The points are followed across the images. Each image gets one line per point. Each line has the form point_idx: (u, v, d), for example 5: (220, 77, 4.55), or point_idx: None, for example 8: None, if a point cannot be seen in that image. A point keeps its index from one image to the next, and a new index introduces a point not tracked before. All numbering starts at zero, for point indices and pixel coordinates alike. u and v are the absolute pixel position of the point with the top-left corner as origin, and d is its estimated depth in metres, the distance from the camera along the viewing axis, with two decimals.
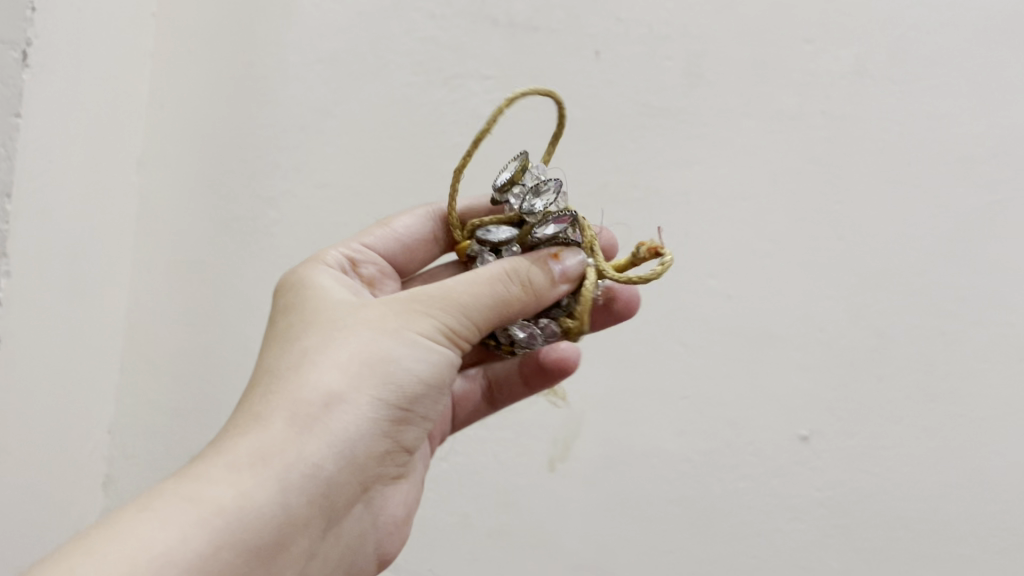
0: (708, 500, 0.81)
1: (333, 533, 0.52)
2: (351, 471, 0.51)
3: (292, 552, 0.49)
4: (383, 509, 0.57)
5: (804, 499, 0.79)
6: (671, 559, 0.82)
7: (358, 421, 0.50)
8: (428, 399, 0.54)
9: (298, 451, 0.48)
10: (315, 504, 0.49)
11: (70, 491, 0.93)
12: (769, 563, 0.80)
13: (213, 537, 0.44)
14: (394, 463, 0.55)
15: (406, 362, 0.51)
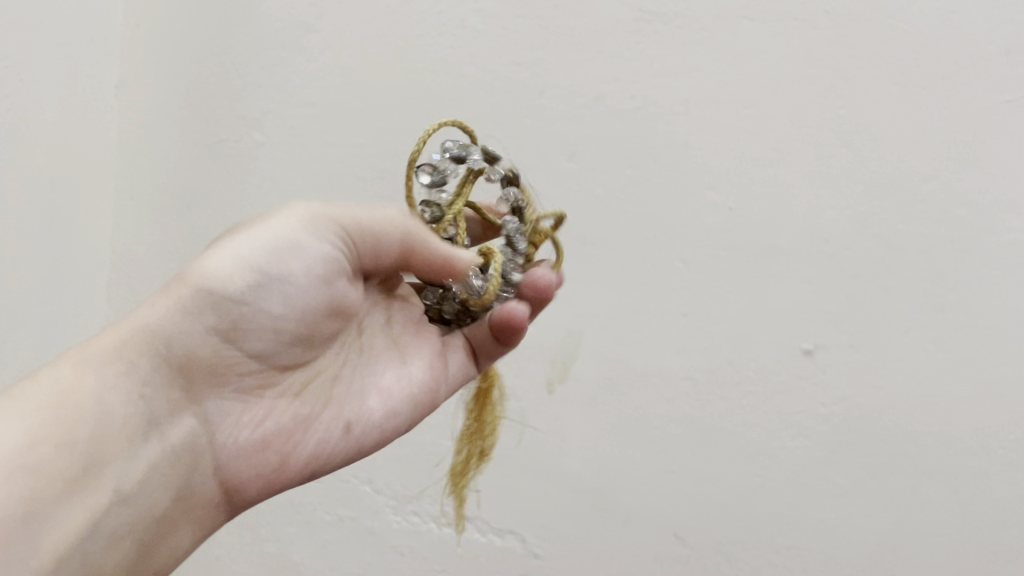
0: (711, 418, 0.80)
1: (160, 441, 0.49)
2: (174, 372, 0.50)
3: (110, 456, 0.46)
4: (241, 430, 0.53)
5: (809, 416, 0.78)
6: (675, 479, 0.81)
7: (186, 321, 0.50)
8: (278, 297, 0.51)
9: (118, 357, 0.48)
10: (128, 405, 0.47)
11: None
12: (773, 480, 0.79)
13: (9, 428, 0.43)
14: (240, 373, 0.53)
15: (243, 261, 0.51)
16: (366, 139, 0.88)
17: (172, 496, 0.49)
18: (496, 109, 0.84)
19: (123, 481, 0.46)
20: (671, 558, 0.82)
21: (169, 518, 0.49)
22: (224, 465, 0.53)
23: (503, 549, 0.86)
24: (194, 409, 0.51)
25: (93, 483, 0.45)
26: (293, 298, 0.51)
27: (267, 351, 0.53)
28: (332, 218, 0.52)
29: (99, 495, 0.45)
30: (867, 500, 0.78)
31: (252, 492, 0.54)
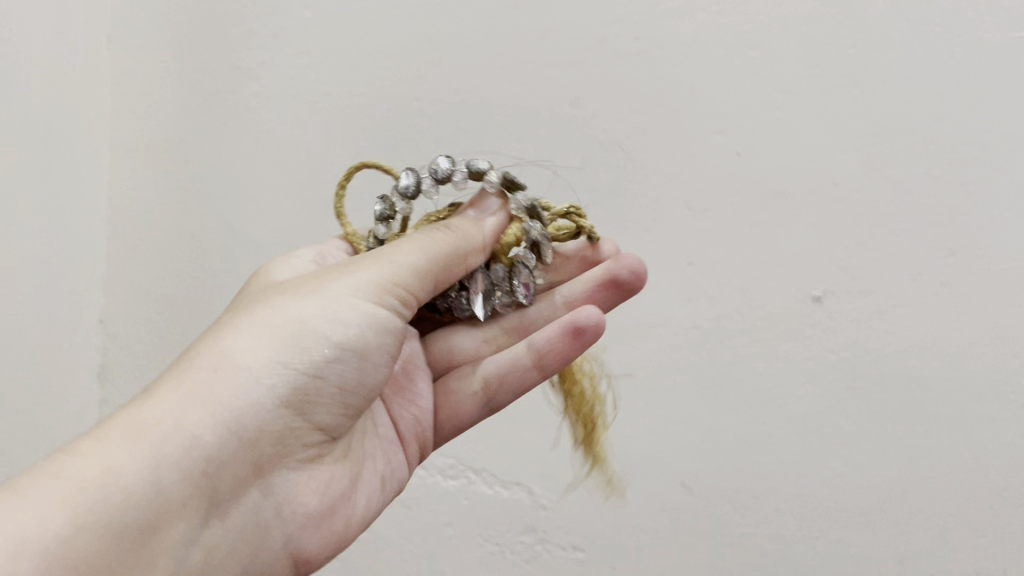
0: (718, 367, 0.79)
1: (223, 519, 0.49)
2: (244, 446, 0.49)
3: (170, 540, 0.45)
4: (301, 505, 0.55)
5: (817, 362, 0.77)
6: (682, 429, 0.81)
7: (254, 391, 0.50)
8: (341, 370, 0.53)
9: (188, 425, 0.47)
10: (195, 485, 0.47)
11: (66, 379, 0.91)
12: (779, 429, 0.79)
13: (88, 509, 0.42)
14: (301, 442, 0.53)
15: (318, 326, 0.52)
16: (363, 88, 0.85)
17: (229, 574, 0.50)
18: (495, 53, 0.81)
19: (181, 567, 0.46)
20: (676, 508, 0.82)
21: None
22: (289, 536, 0.54)
23: (510, 501, 0.86)
24: (258, 482, 0.52)
25: (152, 569, 0.44)
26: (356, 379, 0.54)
27: (327, 423, 0.54)
28: (393, 273, 0.54)
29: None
30: (875, 447, 0.77)
31: (316, 559, 0.57)
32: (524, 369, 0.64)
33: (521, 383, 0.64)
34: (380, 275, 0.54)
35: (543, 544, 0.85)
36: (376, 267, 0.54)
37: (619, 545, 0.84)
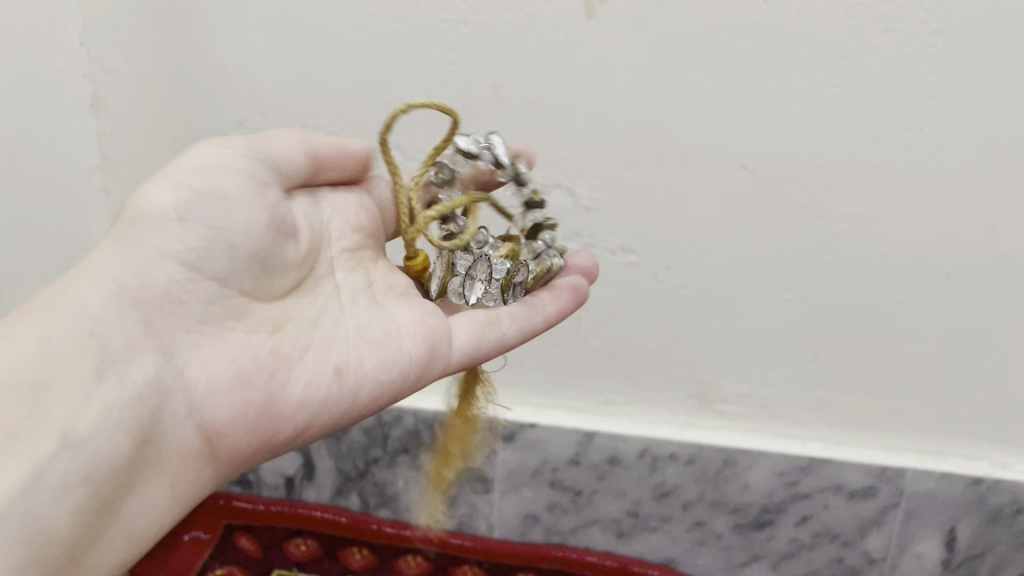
0: (782, 24, 0.66)
1: (117, 381, 0.39)
2: (129, 304, 0.41)
3: (59, 395, 0.37)
4: (209, 372, 0.43)
5: (899, 5, 0.63)
6: (740, 106, 0.69)
7: (134, 249, 0.42)
8: (227, 210, 0.43)
9: (68, 291, 0.40)
10: (80, 342, 0.39)
11: (54, 115, 0.76)
12: (855, 89, 0.67)
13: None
14: (193, 297, 0.43)
15: (185, 179, 0.43)
16: None
17: (139, 443, 0.40)
18: None
19: (74, 425, 0.37)
20: (736, 194, 0.72)
21: (137, 472, 0.40)
22: (200, 408, 0.43)
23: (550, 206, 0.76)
24: (153, 345, 0.41)
25: (39, 431, 0.36)
26: (250, 214, 0.44)
27: (227, 275, 0.44)
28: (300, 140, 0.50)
29: (45, 436, 0.36)
30: (968, 98, 0.65)
31: (242, 445, 0.44)
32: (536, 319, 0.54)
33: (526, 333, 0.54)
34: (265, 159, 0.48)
35: (591, 250, 0.77)
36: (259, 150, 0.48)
37: (674, 241, 0.75)
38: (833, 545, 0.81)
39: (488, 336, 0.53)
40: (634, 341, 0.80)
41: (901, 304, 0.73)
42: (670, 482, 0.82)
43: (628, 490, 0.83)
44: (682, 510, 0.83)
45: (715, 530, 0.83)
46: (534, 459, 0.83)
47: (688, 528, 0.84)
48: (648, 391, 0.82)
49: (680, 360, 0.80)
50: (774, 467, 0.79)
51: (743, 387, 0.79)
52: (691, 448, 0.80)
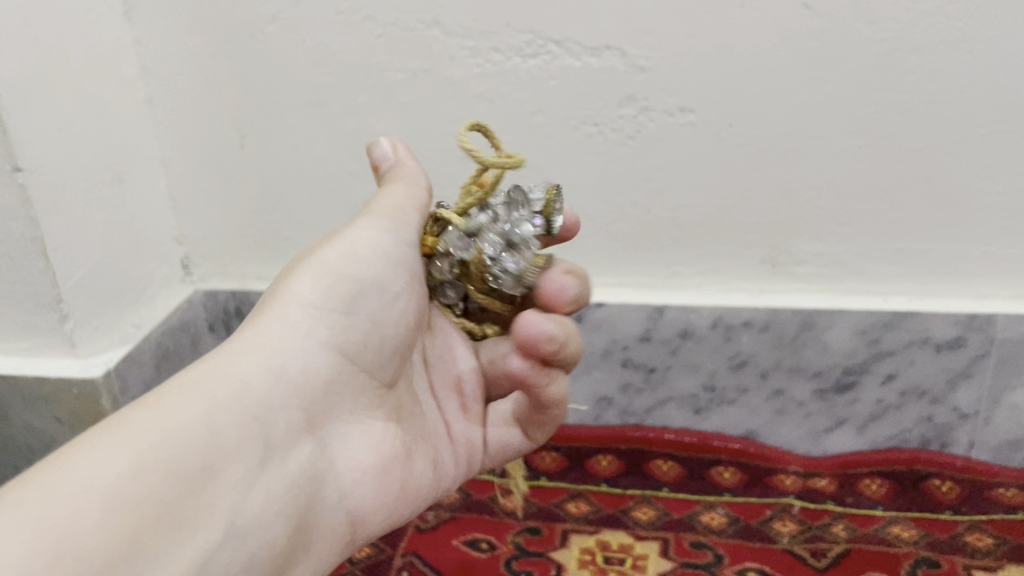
0: None
1: (278, 467, 0.43)
2: (293, 394, 0.44)
3: (227, 483, 0.39)
4: (354, 463, 0.47)
5: None
6: None
7: (305, 341, 0.46)
8: (374, 303, 0.48)
9: (239, 372, 0.43)
10: (252, 427, 0.42)
11: (89, 23, 0.74)
12: None
13: (146, 447, 0.37)
14: (342, 389, 0.47)
15: (357, 272, 0.48)
16: None
17: (296, 527, 0.43)
18: None
19: (239, 513, 0.40)
20: (800, 36, 0.68)
21: (295, 555, 0.43)
22: (347, 498, 0.46)
23: (602, 72, 0.72)
24: (307, 432, 0.45)
25: (210, 514, 0.38)
26: (384, 318, 0.49)
27: (372, 367, 0.49)
28: (386, 206, 0.50)
29: (214, 525, 0.38)
30: None
31: (374, 524, 0.48)
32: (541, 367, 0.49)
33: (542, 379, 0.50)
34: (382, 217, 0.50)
35: (647, 115, 0.73)
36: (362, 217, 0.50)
37: (735, 96, 0.71)
38: (921, 403, 0.78)
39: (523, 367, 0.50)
40: (700, 209, 0.76)
41: (982, 139, 0.69)
42: (745, 351, 0.79)
43: (702, 363, 0.81)
44: (759, 379, 0.80)
45: (796, 398, 0.81)
46: (603, 341, 0.82)
47: (767, 398, 0.81)
48: (717, 261, 0.78)
49: (750, 226, 0.76)
50: (855, 325, 0.76)
51: (818, 246, 0.76)
52: (766, 313, 0.77)
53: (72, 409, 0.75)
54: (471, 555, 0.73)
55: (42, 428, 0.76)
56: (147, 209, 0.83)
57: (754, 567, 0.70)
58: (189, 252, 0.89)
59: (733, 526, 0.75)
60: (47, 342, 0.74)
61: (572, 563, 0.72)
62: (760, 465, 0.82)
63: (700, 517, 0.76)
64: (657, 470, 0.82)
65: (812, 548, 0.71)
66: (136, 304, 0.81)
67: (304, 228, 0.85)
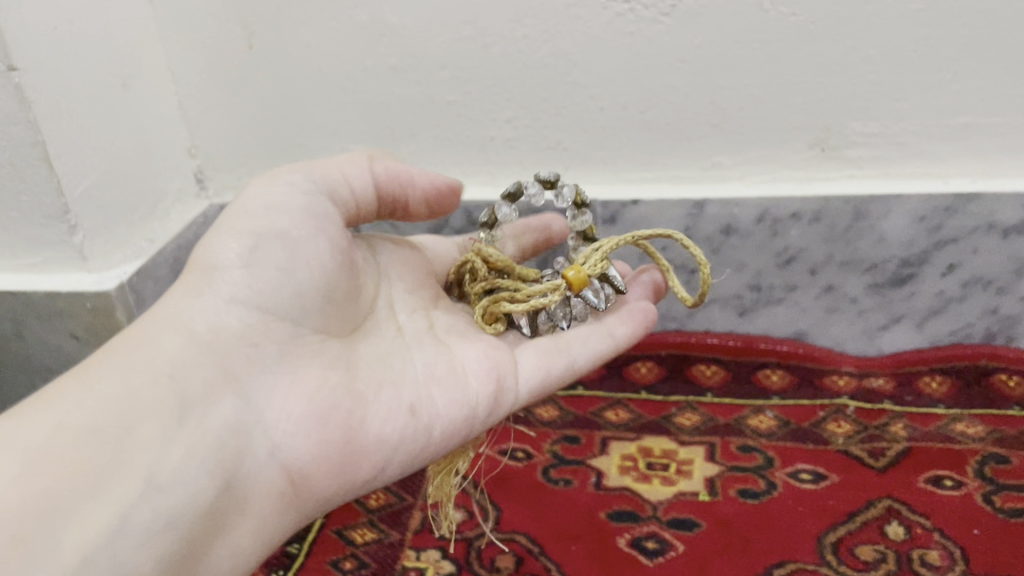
0: None
1: (198, 420, 0.41)
2: (206, 349, 0.43)
3: (143, 441, 0.39)
4: (288, 414, 0.45)
5: None
6: None
7: (215, 302, 0.45)
8: (298, 263, 0.46)
9: (151, 340, 0.42)
10: (168, 387, 0.41)
11: None
12: None
13: (62, 416, 0.38)
14: (263, 342, 0.45)
15: (265, 229, 0.46)
16: None
17: (223, 483, 0.41)
18: None
19: (160, 466, 0.39)
20: None
21: (222, 511, 0.41)
22: (281, 450, 0.44)
23: None
24: (229, 388, 0.43)
25: (123, 469, 0.37)
26: (314, 271, 0.46)
27: (296, 318, 0.46)
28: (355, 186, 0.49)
29: (130, 479, 0.37)
30: None
31: (317, 482, 0.45)
32: (606, 339, 0.57)
33: (601, 352, 0.56)
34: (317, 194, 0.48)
35: None
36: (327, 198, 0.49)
37: None
38: (986, 294, 0.73)
39: (604, 341, 0.57)
40: (743, 90, 0.69)
41: None
42: (795, 246, 0.74)
43: (748, 261, 0.76)
44: (809, 275, 0.76)
45: (849, 294, 0.76)
46: None
47: (818, 296, 0.76)
48: (762, 149, 0.72)
49: (798, 106, 0.69)
50: (914, 211, 0.70)
51: (872, 126, 0.69)
52: (816, 202, 0.71)
53: (87, 324, 0.72)
54: (506, 464, 0.70)
55: (59, 345, 0.74)
56: (155, 122, 0.78)
57: (808, 468, 0.66)
58: (202, 166, 0.85)
59: (784, 429, 0.71)
60: (58, 256, 0.71)
61: (613, 470, 0.68)
62: (810, 367, 0.78)
63: (747, 421, 0.73)
64: (701, 375, 0.79)
65: (870, 448, 0.68)
66: (149, 217, 0.78)
67: (318, 132, 0.80)
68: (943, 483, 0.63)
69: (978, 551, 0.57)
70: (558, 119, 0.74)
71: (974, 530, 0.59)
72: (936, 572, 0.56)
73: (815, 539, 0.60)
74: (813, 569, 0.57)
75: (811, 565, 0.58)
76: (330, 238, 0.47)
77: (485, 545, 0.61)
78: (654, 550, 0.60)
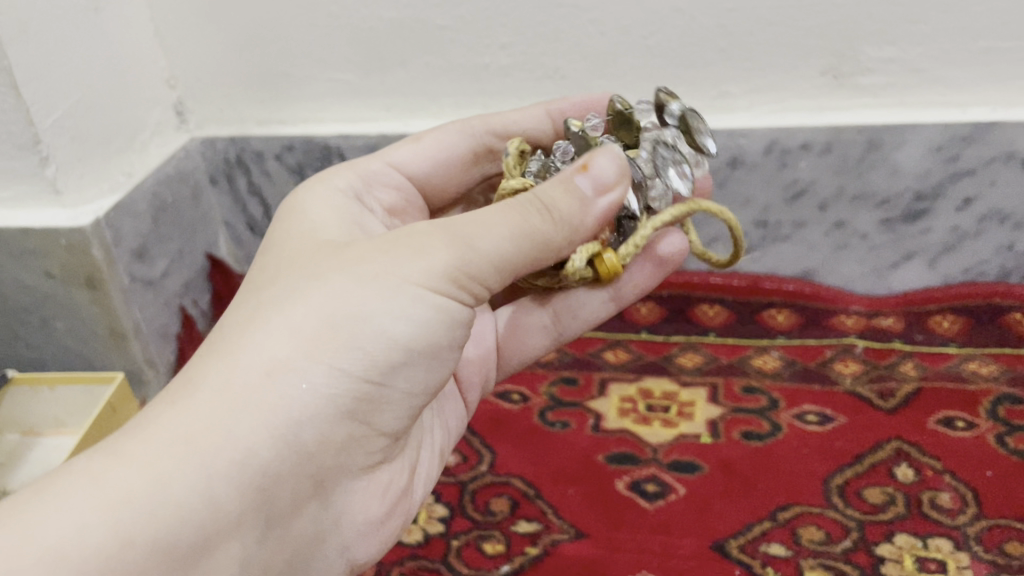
0: None
1: (279, 538, 0.38)
2: (302, 461, 0.37)
3: (220, 562, 0.35)
4: (361, 517, 0.42)
5: None
6: None
7: (318, 402, 0.37)
8: (417, 373, 0.40)
9: (240, 436, 0.35)
10: (253, 499, 0.35)
11: None
12: None
13: (130, 523, 0.32)
14: (360, 452, 0.40)
15: (382, 325, 0.38)
16: None
17: None
18: None
19: None
20: None
21: None
22: (349, 550, 0.43)
23: None
24: (315, 497, 0.39)
25: None
26: (429, 372, 0.40)
27: (395, 427, 0.41)
28: (471, 262, 0.38)
29: None
30: None
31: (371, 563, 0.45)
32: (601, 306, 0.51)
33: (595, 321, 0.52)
34: (456, 262, 0.38)
35: None
36: (451, 238, 0.39)
37: None
38: (1003, 229, 0.70)
39: (603, 308, 0.51)
40: (752, 12, 0.65)
41: None
42: (804, 179, 0.71)
43: (754, 196, 0.73)
44: (819, 211, 0.72)
45: (859, 230, 0.73)
46: None
47: (827, 232, 0.73)
48: (771, 76, 0.68)
49: (808, 30, 0.65)
50: (930, 141, 0.67)
51: (888, 51, 0.65)
52: (827, 132, 0.68)
53: (64, 262, 0.68)
54: (502, 406, 0.67)
55: (34, 285, 0.70)
56: (129, 50, 0.74)
57: (814, 409, 0.64)
58: (182, 97, 0.81)
59: (789, 369, 0.69)
60: (30, 189, 0.67)
61: (612, 412, 0.66)
62: (818, 305, 0.75)
63: (751, 361, 0.70)
64: (703, 315, 0.76)
65: (879, 389, 0.65)
66: (126, 151, 0.74)
67: (303, 61, 0.76)
68: (955, 424, 0.61)
69: (991, 493, 0.55)
70: (556, 45, 0.70)
71: (987, 471, 0.57)
72: (946, 515, 0.54)
73: (822, 481, 0.57)
74: (819, 512, 0.55)
75: (817, 508, 0.55)
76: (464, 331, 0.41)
77: (479, 488, 0.59)
78: (654, 493, 0.57)
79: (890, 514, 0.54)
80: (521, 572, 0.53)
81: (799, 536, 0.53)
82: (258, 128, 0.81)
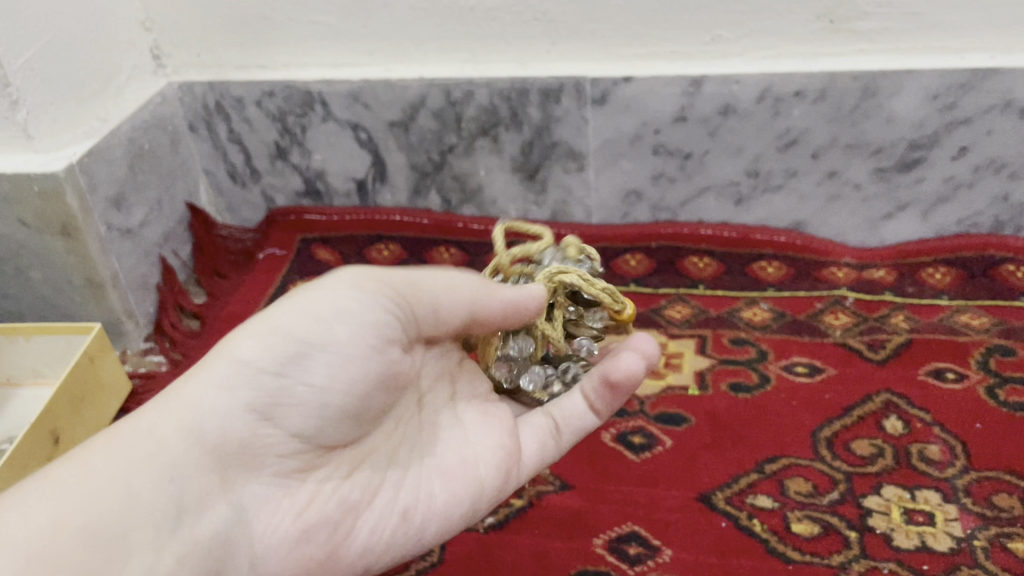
0: None
1: (189, 532, 0.33)
2: (207, 454, 0.34)
3: (139, 545, 0.31)
4: (278, 530, 0.36)
5: None
6: None
7: (221, 396, 0.35)
8: (329, 372, 0.36)
9: (158, 430, 0.34)
10: (171, 489, 0.33)
11: None
12: None
13: (63, 507, 0.31)
14: (266, 449, 0.36)
15: (297, 326, 0.36)
16: None
17: None
18: None
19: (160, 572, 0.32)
20: None
21: None
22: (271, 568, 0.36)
23: None
24: (227, 488, 0.35)
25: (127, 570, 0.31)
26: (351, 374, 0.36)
27: (314, 431, 0.37)
28: (409, 290, 0.38)
29: None
30: None
31: None
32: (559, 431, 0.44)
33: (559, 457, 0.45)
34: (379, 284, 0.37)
35: None
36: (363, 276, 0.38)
37: None
38: (999, 178, 0.69)
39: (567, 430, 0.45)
40: None
41: None
42: (798, 128, 0.69)
43: (747, 144, 0.71)
44: (811, 160, 0.71)
45: (852, 180, 0.71)
46: (632, 123, 0.72)
47: (820, 182, 0.72)
48: (764, 20, 0.66)
49: None
50: (926, 89, 0.65)
51: None
52: (822, 79, 0.66)
53: (36, 210, 0.66)
54: None
55: (8, 233, 0.68)
56: None
57: (804, 361, 0.63)
58: (157, 41, 0.79)
59: (778, 322, 0.68)
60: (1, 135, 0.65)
61: None
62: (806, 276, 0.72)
63: (740, 313, 0.69)
64: (693, 267, 0.75)
65: (869, 340, 0.64)
66: (101, 95, 0.72)
67: (282, 3, 0.74)
68: (945, 375, 0.60)
69: (980, 445, 0.55)
70: None
71: (976, 424, 0.56)
72: (935, 467, 0.53)
73: (810, 433, 0.57)
74: (806, 464, 0.54)
75: (805, 460, 0.55)
76: (383, 342, 0.37)
77: None
78: (641, 445, 0.57)
79: (878, 466, 0.54)
80: (505, 524, 0.52)
81: (787, 488, 0.53)
82: (236, 73, 0.79)
